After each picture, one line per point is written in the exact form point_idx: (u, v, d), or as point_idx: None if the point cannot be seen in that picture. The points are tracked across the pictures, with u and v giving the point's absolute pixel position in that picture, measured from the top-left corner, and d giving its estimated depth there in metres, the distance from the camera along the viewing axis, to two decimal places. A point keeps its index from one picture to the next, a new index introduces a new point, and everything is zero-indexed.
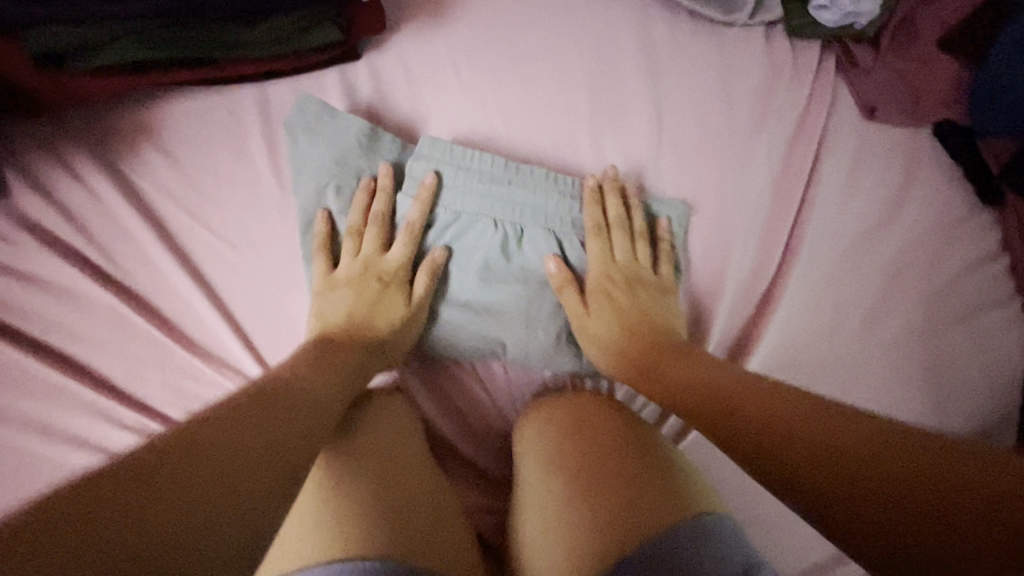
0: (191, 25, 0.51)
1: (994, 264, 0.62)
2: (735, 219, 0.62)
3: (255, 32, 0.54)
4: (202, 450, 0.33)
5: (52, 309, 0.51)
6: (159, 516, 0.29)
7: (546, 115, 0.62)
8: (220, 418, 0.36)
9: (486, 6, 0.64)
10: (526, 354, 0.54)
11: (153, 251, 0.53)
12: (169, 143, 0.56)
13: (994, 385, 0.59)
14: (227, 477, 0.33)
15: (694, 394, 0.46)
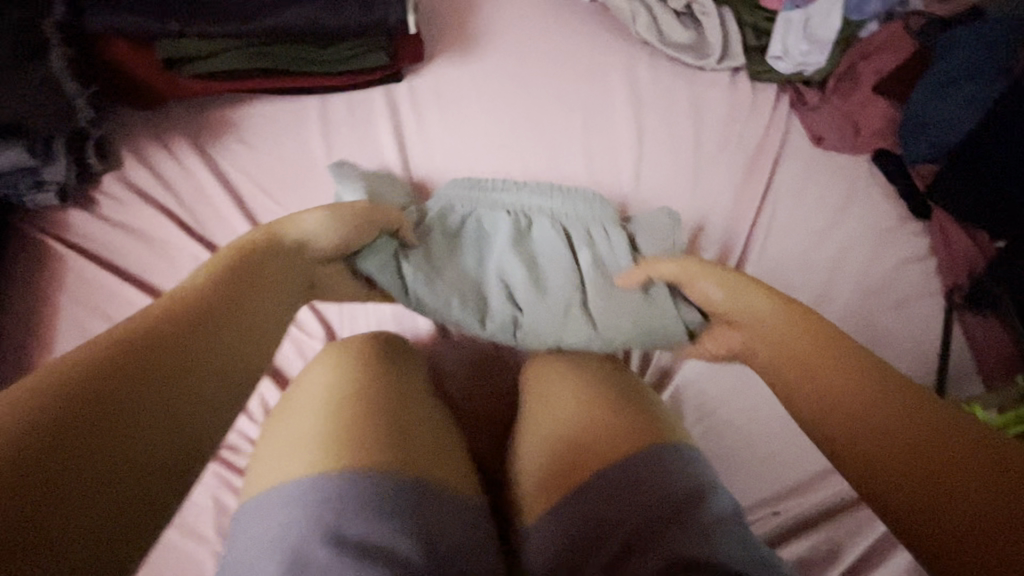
0: (280, 45, 0.66)
1: (922, 265, 0.74)
2: (701, 220, 0.75)
3: (327, 52, 0.69)
4: (161, 356, 0.36)
5: (148, 253, 0.64)
6: (80, 436, 0.31)
7: (550, 142, 0.76)
8: (161, 327, 0.37)
9: (503, 46, 0.80)
10: (550, 321, 0.64)
11: (230, 215, 0.66)
12: (248, 134, 0.70)
13: (920, 361, 0.70)
14: (145, 423, 0.33)
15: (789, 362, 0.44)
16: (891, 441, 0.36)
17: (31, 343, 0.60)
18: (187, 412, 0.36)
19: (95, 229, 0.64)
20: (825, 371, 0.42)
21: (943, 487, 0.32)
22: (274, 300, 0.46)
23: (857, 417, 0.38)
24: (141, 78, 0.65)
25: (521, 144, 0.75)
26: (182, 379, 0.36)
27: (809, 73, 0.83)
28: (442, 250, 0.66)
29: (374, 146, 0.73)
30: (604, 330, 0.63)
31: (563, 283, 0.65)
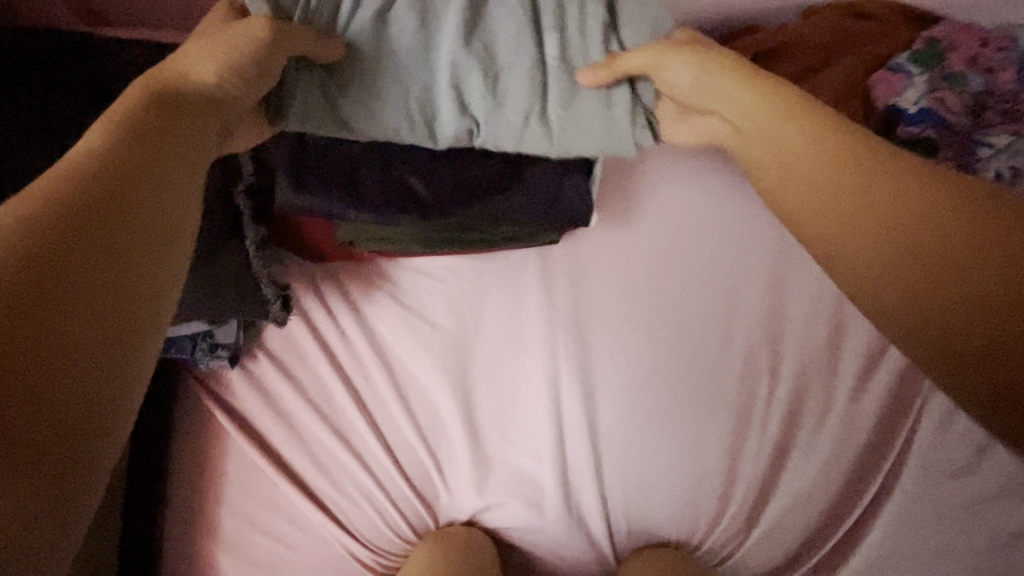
0: (461, 226, 0.63)
1: None
2: (837, 440, 0.72)
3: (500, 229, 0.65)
4: None
5: (302, 415, 0.65)
6: None
7: (678, 312, 0.72)
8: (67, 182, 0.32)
9: (667, 214, 0.74)
10: (500, 133, 0.57)
11: (382, 383, 0.66)
12: (400, 291, 0.69)
13: None
14: (40, 369, 0.26)
15: (901, 242, 0.36)
16: (954, 260, 0.34)
17: (205, 484, 0.64)
18: (101, 355, 0.28)
19: (252, 380, 0.64)
20: (902, 197, 0.37)
21: (942, 272, 0.34)
22: (177, 188, 0.35)
23: (884, 227, 0.37)
24: (312, 243, 0.65)
25: (666, 336, 0.72)
26: (46, 306, 0.27)
27: None
28: (382, 84, 0.54)
29: (522, 322, 0.71)
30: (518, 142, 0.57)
31: (520, 92, 0.56)
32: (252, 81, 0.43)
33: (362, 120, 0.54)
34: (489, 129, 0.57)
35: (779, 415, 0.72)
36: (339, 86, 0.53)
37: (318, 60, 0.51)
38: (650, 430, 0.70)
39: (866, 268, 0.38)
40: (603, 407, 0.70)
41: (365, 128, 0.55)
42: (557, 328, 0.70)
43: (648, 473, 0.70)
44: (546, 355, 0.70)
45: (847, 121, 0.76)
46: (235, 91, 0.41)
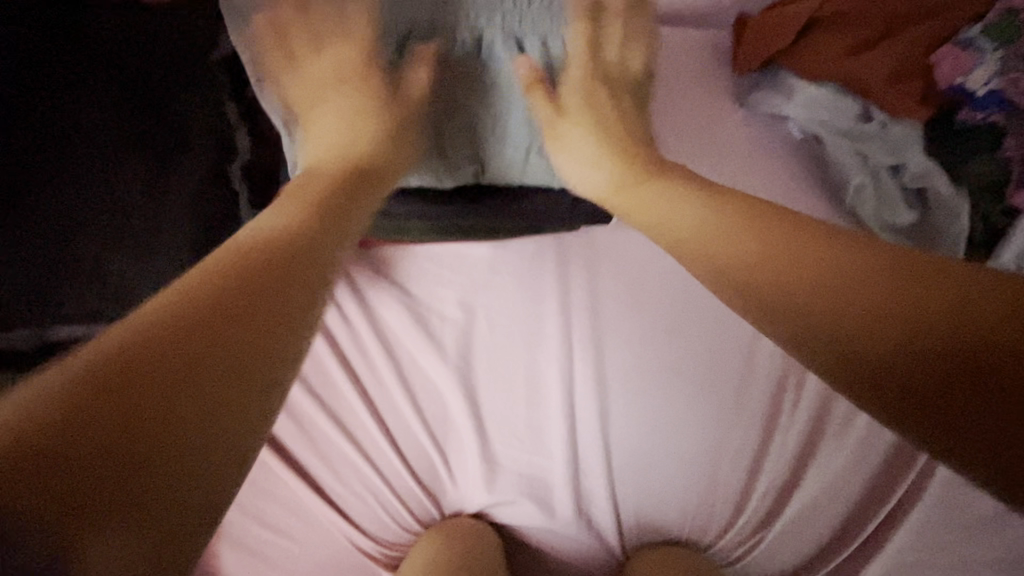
0: (475, 219, 0.64)
1: None
2: (863, 445, 0.69)
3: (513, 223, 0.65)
4: (224, 310, 0.34)
5: (304, 402, 0.62)
6: (119, 412, 0.27)
7: (701, 306, 0.68)
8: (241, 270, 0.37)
9: None
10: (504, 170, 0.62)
11: (388, 376, 0.64)
12: (405, 279, 0.65)
13: None
14: (217, 350, 0.32)
15: (810, 311, 0.36)
16: (886, 322, 0.34)
17: None
18: (233, 384, 0.31)
19: None
20: (829, 272, 0.37)
21: (876, 333, 0.34)
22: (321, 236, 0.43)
23: (867, 312, 0.34)
24: None
25: (687, 333, 0.68)
26: (213, 345, 0.32)
27: None
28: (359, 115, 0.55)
29: (537, 313, 0.66)
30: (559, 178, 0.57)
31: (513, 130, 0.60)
32: (355, 134, 0.53)
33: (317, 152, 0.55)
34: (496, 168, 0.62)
35: (803, 419, 0.68)
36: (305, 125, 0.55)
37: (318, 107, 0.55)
38: (666, 430, 0.67)
39: (879, 375, 0.33)
40: (618, 405, 0.67)
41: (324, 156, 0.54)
42: (573, 321, 0.66)
43: (662, 475, 0.68)
44: (561, 351, 0.66)
45: (906, 99, 0.68)
46: (359, 151, 0.52)
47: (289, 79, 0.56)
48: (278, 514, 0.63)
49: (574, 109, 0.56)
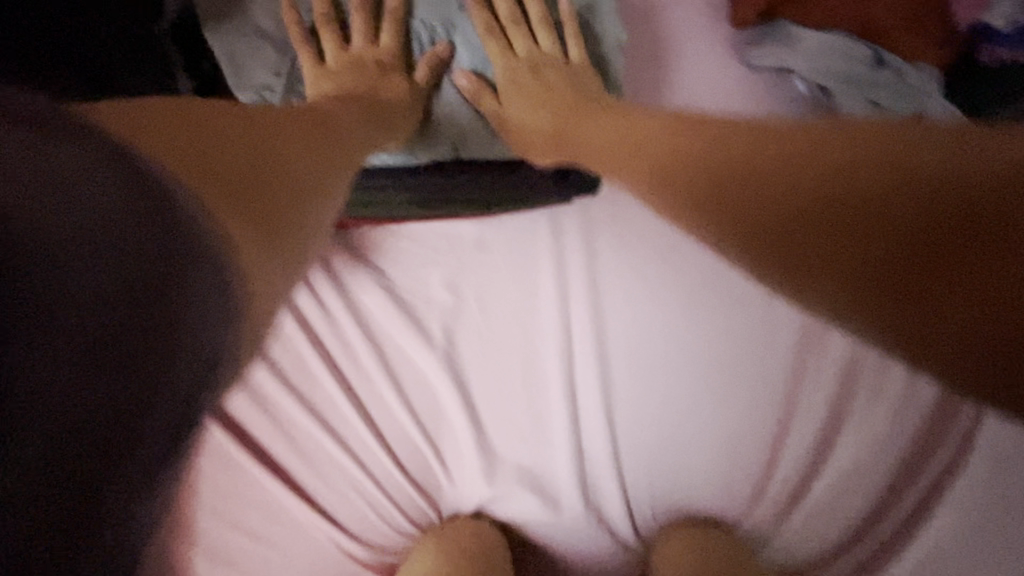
0: (457, 191, 0.60)
1: None
2: (894, 421, 0.62)
3: (497, 195, 0.61)
4: (279, 127, 0.41)
5: (283, 398, 0.58)
6: (213, 157, 0.32)
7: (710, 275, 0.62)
8: (290, 112, 0.45)
9: None
10: (482, 143, 0.60)
11: (374, 369, 0.59)
12: (386, 263, 0.60)
13: None
14: (321, 148, 0.42)
15: (772, 193, 0.36)
16: (863, 194, 0.34)
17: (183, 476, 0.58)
18: (287, 162, 0.37)
19: None
20: (770, 161, 0.38)
21: (869, 214, 0.33)
22: (357, 119, 0.51)
23: (839, 186, 0.34)
24: None
25: (694, 307, 0.62)
26: (278, 148, 0.38)
27: None
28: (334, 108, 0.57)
29: (531, 293, 0.61)
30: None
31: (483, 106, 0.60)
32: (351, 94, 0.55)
33: None
34: (473, 141, 0.60)
35: (826, 393, 0.62)
36: None
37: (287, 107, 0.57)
38: (677, 413, 0.62)
39: (862, 259, 0.33)
40: (623, 387, 0.62)
41: None
42: (570, 300, 0.62)
43: (676, 462, 0.62)
44: (559, 333, 0.61)
45: (919, 43, 0.63)
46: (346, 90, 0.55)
47: (257, 78, 0.56)
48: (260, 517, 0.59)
49: (514, 104, 0.59)
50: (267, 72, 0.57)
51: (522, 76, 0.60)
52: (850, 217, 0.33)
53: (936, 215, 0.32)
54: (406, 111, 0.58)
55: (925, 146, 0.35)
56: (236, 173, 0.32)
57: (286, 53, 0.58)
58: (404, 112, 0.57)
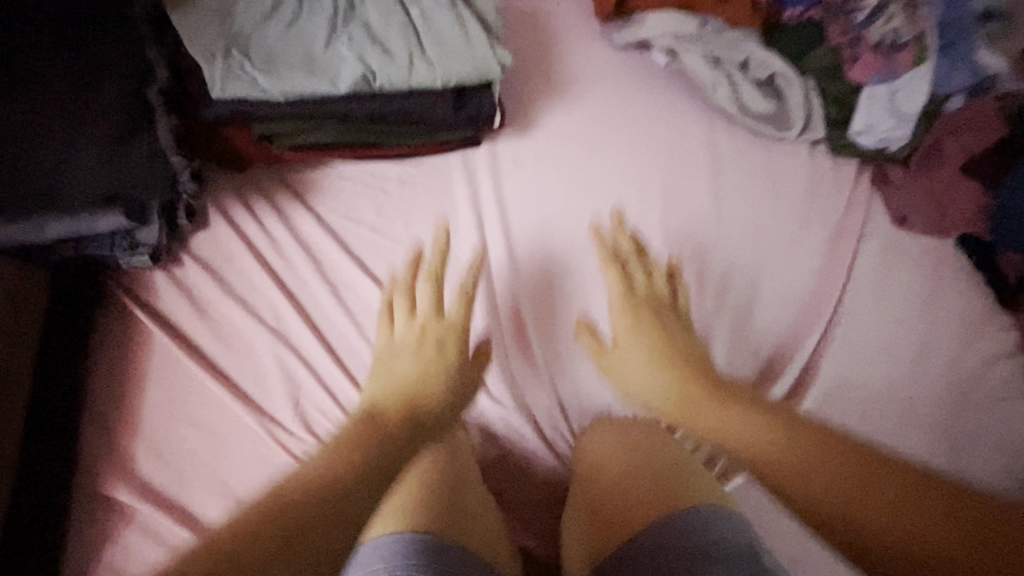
0: (374, 127, 0.67)
1: (1002, 365, 0.72)
2: (770, 306, 0.74)
3: (410, 133, 0.69)
4: (361, 436, 0.46)
5: (229, 310, 0.64)
6: (274, 542, 0.35)
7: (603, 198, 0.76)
8: (362, 424, 0.49)
9: (582, 116, 0.80)
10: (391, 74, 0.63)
11: (316, 284, 0.66)
12: (324, 197, 0.70)
13: (999, 467, 0.69)
14: (345, 459, 0.42)
15: (812, 486, 0.48)
16: (883, 538, 0.45)
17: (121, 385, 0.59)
18: (357, 511, 0.39)
19: (183, 287, 0.64)
20: (805, 468, 0.48)
21: (881, 524, 0.45)
22: (399, 384, 0.56)
23: (858, 477, 0.47)
24: (234, 153, 0.66)
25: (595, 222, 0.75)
26: (344, 473, 0.41)
27: (892, 151, 0.81)
28: (255, 46, 0.61)
29: (451, 219, 0.73)
30: (436, 79, 0.64)
31: (391, 42, 0.63)
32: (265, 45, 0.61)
33: (215, 81, 0.60)
34: (381, 72, 0.63)
35: (711, 293, 0.74)
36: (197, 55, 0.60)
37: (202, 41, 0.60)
38: (590, 310, 0.72)
39: (872, 552, 0.45)
40: (535, 290, 0.72)
41: (221, 82, 0.60)
42: (486, 225, 0.73)
43: (591, 351, 0.71)
44: (477, 247, 0.72)
45: (740, 9, 0.80)
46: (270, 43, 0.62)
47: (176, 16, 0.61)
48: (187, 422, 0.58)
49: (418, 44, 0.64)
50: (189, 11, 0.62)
51: (636, 297, 0.67)
52: (822, 521, 0.48)
53: (866, 481, 0.47)
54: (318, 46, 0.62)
55: (900, 468, 0.48)
56: (331, 522, 0.37)
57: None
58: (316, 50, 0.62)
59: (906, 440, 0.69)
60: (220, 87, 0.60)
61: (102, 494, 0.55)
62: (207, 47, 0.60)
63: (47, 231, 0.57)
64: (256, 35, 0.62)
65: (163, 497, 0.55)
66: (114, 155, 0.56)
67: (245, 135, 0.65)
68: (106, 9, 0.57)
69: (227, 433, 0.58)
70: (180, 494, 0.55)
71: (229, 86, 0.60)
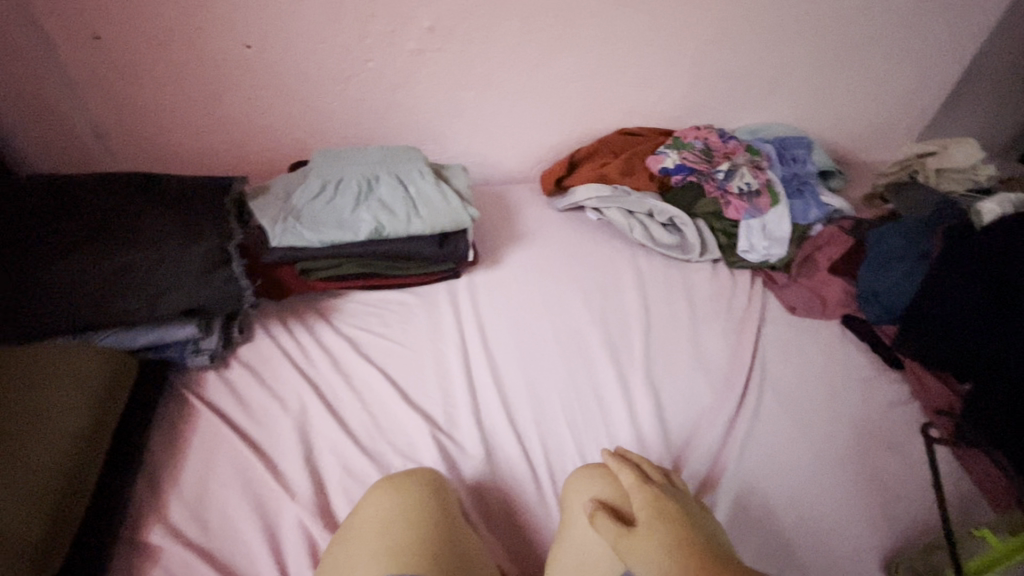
0: (384, 264, 0.93)
1: (899, 410, 0.87)
2: (701, 373, 0.90)
3: (410, 267, 0.95)
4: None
5: (261, 395, 0.81)
6: None
7: (557, 306, 0.98)
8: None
9: (537, 252, 1.08)
10: (396, 227, 0.91)
11: (331, 373, 0.85)
12: (345, 315, 0.94)
13: (927, 491, 0.77)
14: None
15: None
16: None
17: (169, 454, 0.73)
18: None
19: (228, 382, 0.82)
20: None
21: None
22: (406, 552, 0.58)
23: None
24: (283, 286, 0.93)
25: (552, 320, 0.96)
26: None
27: (773, 261, 1.08)
28: (304, 216, 0.90)
29: (438, 323, 0.95)
30: (426, 226, 0.92)
31: (396, 209, 0.93)
32: (313, 214, 0.91)
33: (276, 237, 0.87)
34: (390, 226, 0.91)
35: (653, 366, 0.91)
36: (265, 223, 0.88)
37: (270, 216, 0.90)
38: (554, 385, 0.87)
39: None
40: (507, 370, 0.89)
41: (279, 238, 0.87)
42: (465, 326, 0.94)
43: (556, 414, 0.84)
44: (459, 341, 0.92)
45: (641, 179, 1.14)
46: (315, 212, 0.91)
47: (256, 204, 0.91)
48: (220, 481, 0.71)
49: (416, 208, 0.94)
50: (264, 200, 0.92)
51: (659, 492, 0.63)
52: None
53: None
54: (347, 213, 0.91)
55: None
56: None
57: (277, 192, 0.94)
58: (346, 215, 0.91)
59: (841, 471, 0.78)
60: (279, 241, 0.87)
61: (142, 541, 0.65)
62: (273, 219, 0.89)
63: (139, 338, 0.79)
64: (304, 208, 0.91)
65: (194, 544, 0.66)
66: (201, 279, 0.79)
67: (291, 273, 0.92)
68: (207, 192, 0.86)
69: (251, 489, 0.71)
70: (208, 540, 0.66)
71: (285, 239, 0.87)
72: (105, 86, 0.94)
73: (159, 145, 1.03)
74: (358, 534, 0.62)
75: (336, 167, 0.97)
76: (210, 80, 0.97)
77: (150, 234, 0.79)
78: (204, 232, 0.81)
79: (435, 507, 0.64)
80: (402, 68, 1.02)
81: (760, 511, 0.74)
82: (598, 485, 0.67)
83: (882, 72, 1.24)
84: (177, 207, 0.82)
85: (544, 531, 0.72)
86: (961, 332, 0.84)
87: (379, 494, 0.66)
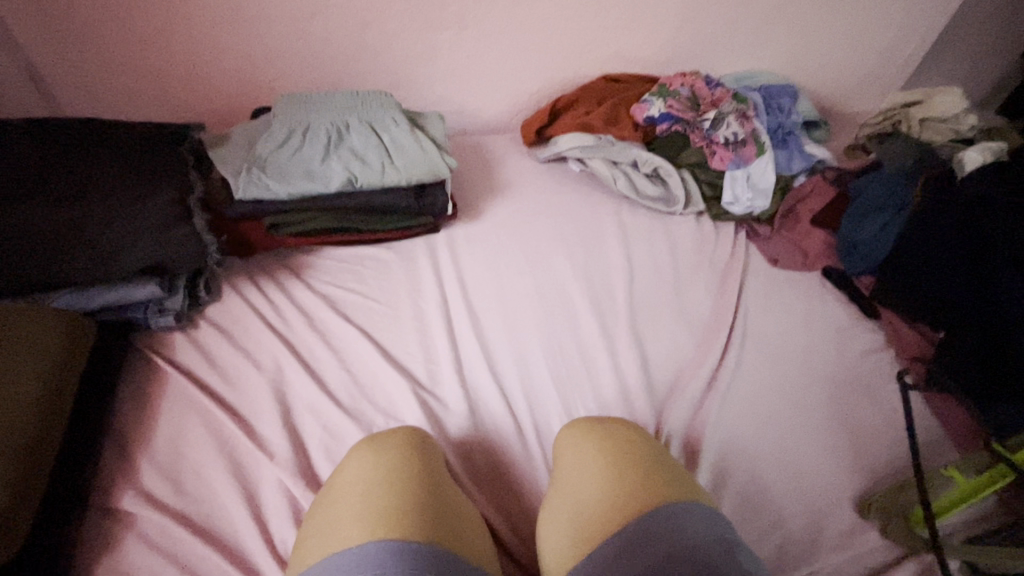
0: (359, 217, 0.89)
1: (874, 358, 0.89)
2: (684, 325, 0.90)
3: (387, 221, 0.91)
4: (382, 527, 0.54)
5: (232, 355, 0.77)
6: None
7: (540, 260, 0.96)
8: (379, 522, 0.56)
9: (518, 206, 1.04)
10: (371, 178, 0.86)
11: (306, 332, 0.81)
12: (318, 271, 0.90)
13: (898, 434, 0.80)
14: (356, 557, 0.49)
15: None
16: None
17: (137, 418, 0.70)
18: None
19: (196, 343, 0.78)
20: None
21: None
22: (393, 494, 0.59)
23: None
24: (250, 241, 0.87)
25: (534, 273, 0.94)
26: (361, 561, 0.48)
27: (757, 213, 1.07)
28: (271, 167, 0.84)
29: (417, 278, 0.91)
30: (402, 177, 0.87)
31: (371, 158, 0.87)
32: (281, 164, 0.84)
33: (241, 190, 0.81)
34: (365, 176, 0.86)
35: (636, 319, 0.90)
36: (230, 175, 0.82)
37: (234, 168, 0.83)
38: (536, 340, 0.85)
39: None
40: (489, 325, 0.87)
41: (245, 190, 0.81)
42: (446, 281, 0.92)
43: (540, 369, 0.83)
44: (439, 296, 0.89)
45: (626, 128, 1.10)
46: (283, 162, 0.85)
47: (218, 155, 0.85)
48: (193, 443, 0.69)
49: (392, 157, 0.88)
50: (228, 150, 0.85)
51: (647, 449, 0.64)
52: None
53: None
54: (318, 163, 0.85)
55: None
56: None
57: (241, 140, 0.87)
58: (317, 164, 0.85)
59: (818, 417, 0.80)
60: (246, 194, 0.81)
61: (114, 506, 0.63)
62: (238, 170, 0.83)
63: (95, 299, 0.74)
64: (270, 157, 0.85)
65: (168, 506, 0.64)
66: (160, 236, 0.74)
67: (260, 228, 0.86)
68: (160, 141, 0.78)
69: (227, 451, 0.69)
70: (182, 502, 0.64)
71: (251, 192, 0.81)
72: (33, 19, 0.83)
73: (102, 88, 0.94)
74: (343, 489, 0.61)
75: (305, 112, 0.90)
76: (155, 14, 0.87)
77: (97, 186, 0.72)
78: (160, 184, 0.75)
79: (419, 462, 0.63)
80: (372, 5, 0.94)
81: (740, 457, 0.75)
82: (585, 437, 0.66)
83: (872, 18, 1.21)
84: (124, 157, 0.75)
85: (529, 485, 0.72)
86: (938, 279, 0.85)
87: (364, 449, 0.65)
